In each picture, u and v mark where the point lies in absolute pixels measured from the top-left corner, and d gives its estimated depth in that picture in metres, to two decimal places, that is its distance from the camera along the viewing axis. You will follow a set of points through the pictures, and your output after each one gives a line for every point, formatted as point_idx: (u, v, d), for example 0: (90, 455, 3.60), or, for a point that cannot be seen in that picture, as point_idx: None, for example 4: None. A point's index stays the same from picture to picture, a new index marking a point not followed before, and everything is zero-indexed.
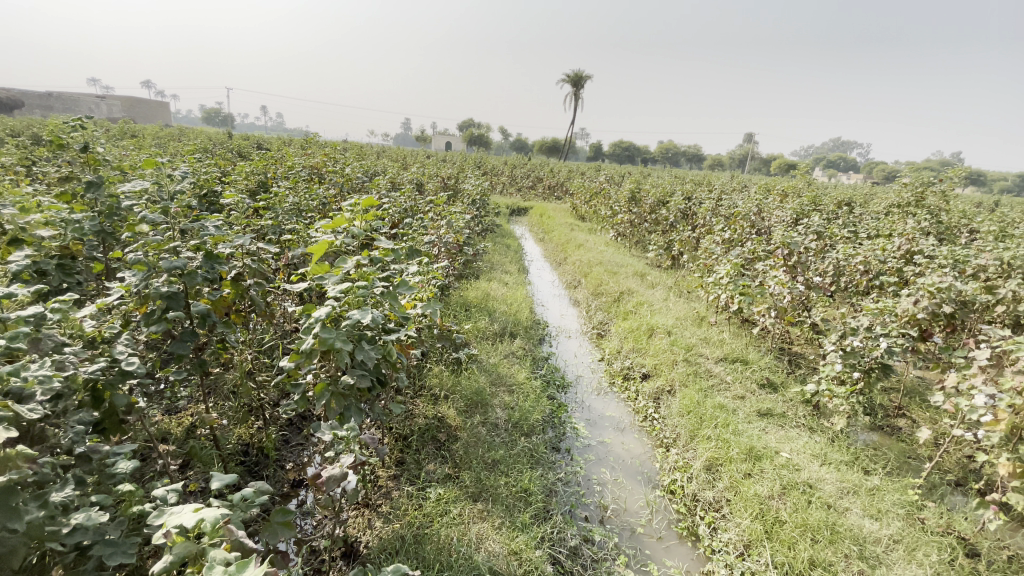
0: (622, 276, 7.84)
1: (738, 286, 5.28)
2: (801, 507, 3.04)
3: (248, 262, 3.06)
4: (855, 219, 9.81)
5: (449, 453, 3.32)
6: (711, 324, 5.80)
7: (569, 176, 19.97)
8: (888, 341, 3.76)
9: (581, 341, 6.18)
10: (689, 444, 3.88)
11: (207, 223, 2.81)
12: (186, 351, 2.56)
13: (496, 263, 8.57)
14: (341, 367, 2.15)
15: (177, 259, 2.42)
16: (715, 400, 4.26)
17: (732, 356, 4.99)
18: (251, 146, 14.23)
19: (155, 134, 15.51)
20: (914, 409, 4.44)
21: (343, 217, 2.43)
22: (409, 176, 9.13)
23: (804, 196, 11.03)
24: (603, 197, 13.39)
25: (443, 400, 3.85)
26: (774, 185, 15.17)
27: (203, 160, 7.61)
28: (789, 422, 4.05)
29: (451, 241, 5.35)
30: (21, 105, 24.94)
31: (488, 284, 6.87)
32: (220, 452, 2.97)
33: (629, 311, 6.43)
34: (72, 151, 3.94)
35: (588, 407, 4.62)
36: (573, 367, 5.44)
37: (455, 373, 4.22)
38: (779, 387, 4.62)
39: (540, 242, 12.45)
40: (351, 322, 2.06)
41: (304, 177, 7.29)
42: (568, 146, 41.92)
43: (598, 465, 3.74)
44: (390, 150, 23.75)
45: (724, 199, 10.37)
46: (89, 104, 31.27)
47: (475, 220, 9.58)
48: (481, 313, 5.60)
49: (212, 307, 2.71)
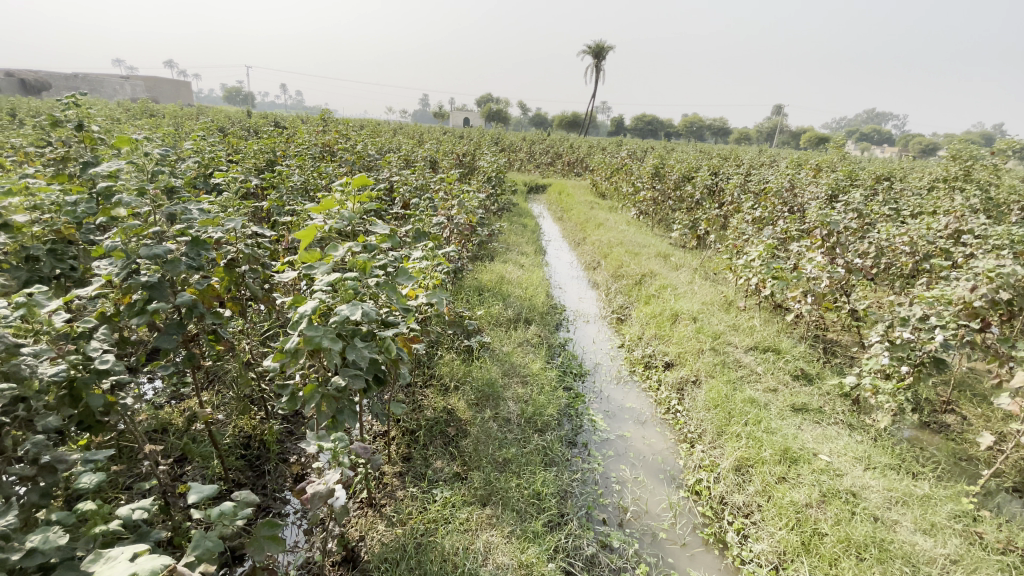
0: (644, 257, 7.49)
1: (771, 270, 4.92)
2: (843, 519, 2.76)
3: (242, 246, 2.86)
4: (895, 194, 9.18)
5: (459, 450, 3.12)
6: (739, 309, 5.45)
7: (589, 152, 19.37)
8: (945, 334, 3.43)
9: (600, 326, 5.92)
10: (715, 441, 3.61)
11: (193, 204, 2.60)
12: (172, 345, 2.39)
13: (513, 244, 8.27)
14: (331, 368, 1.93)
15: (158, 246, 2.23)
16: (745, 393, 3.96)
17: (764, 344, 4.65)
18: (268, 125, 14.01)
19: (171, 112, 15.45)
20: (964, 404, 4.08)
21: (334, 198, 2.17)
22: (423, 153, 8.83)
23: (839, 171, 10.37)
24: (624, 173, 12.89)
25: (452, 391, 3.66)
26: (806, 158, 14.37)
27: (212, 139, 7.42)
28: (826, 419, 3.76)
29: (464, 222, 5.08)
30: (46, 87, 25.12)
31: (503, 266, 6.61)
32: (215, 448, 2.81)
33: (651, 294, 6.10)
34: (65, 130, 3.76)
35: (607, 398, 4.37)
36: (591, 353, 5.19)
37: (466, 362, 4.01)
38: (814, 379, 4.29)
39: (558, 221, 12.09)
40: (339, 320, 1.84)
41: (313, 154, 7.05)
42: (589, 121, 40.75)
43: (617, 462, 3.51)
44: (408, 128, 23.33)
45: (754, 175, 9.82)
46: (112, 84, 31.37)
47: (490, 199, 9.26)
48: (495, 298, 5.35)
49: (201, 296, 2.52)
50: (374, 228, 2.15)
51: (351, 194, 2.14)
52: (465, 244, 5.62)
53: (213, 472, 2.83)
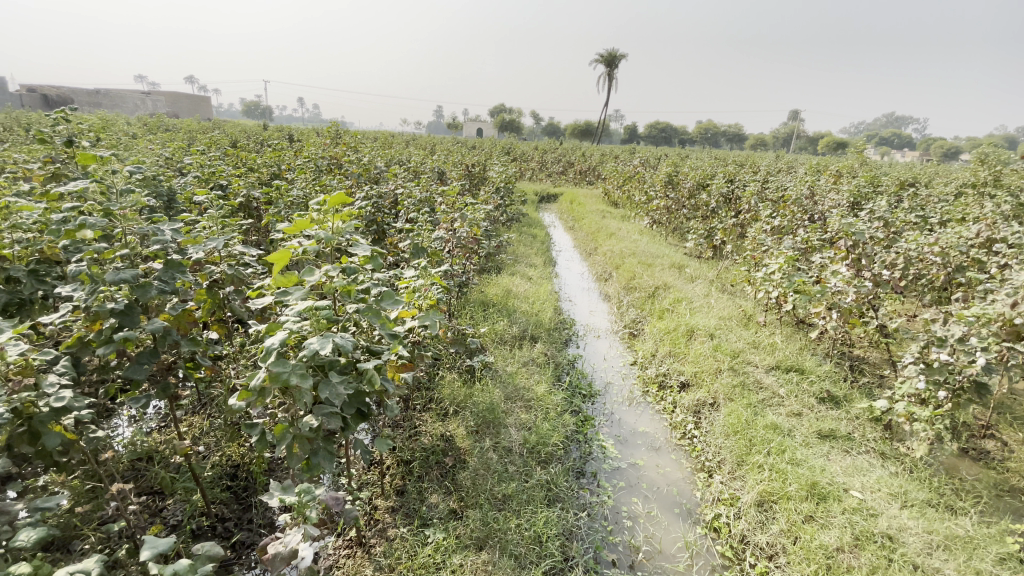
0: (657, 269, 7.22)
1: (792, 284, 4.62)
2: (880, 567, 2.47)
3: (225, 267, 2.70)
4: (922, 201, 8.77)
5: (456, 483, 2.89)
6: (759, 324, 5.16)
7: (601, 160, 19.15)
8: (988, 356, 3.11)
9: (611, 342, 5.67)
10: (735, 472, 3.34)
11: (169, 224, 2.44)
12: (142, 376, 2.22)
13: (522, 256, 8.06)
14: (302, 407, 1.74)
15: (125, 271, 2.07)
16: (767, 418, 3.68)
17: (787, 363, 4.36)
18: (280, 138, 14.05)
19: (187, 127, 15.68)
20: (1009, 431, 3.73)
21: (311, 217, 1.98)
22: (431, 164, 8.70)
23: (860, 177, 9.98)
24: (637, 181, 12.64)
25: (452, 416, 3.45)
26: (825, 164, 13.94)
27: (220, 154, 7.39)
28: (856, 447, 3.47)
29: (467, 235, 4.89)
30: (69, 103, 25.70)
31: (510, 279, 6.40)
32: (196, 482, 2.64)
33: (664, 309, 5.83)
34: (56, 147, 3.68)
35: (618, 421, 4.12)
36: (602, 372, 4.94)
37: (468, 385, 3.80)
38: (842, 402, 3.99)
39: (570, 231, 11.87)
40: (308, 355, 1.64)
41: (318, 167, 6.96)
42: (601, 129, 40.60)
43: (628, 494, 3.25)
44: (419, 138, 23.37)
45: (770, 182, 9.49)
46: (134, 99, 32.12)
47: (499, 210, 9.07)
48: (501, 313, 5.14)
49: (176, 322, 2.35)
50: (354, 249, 1.95)
51: (330, 212, 1.94)
52: (470, 258, 5.42)
53: (193, 507, 2.65)
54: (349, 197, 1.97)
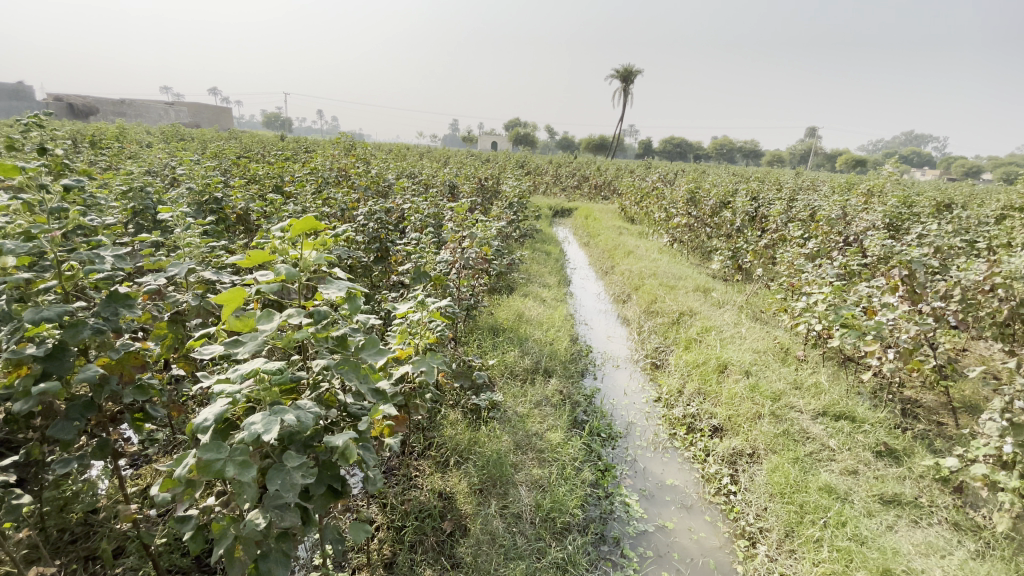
0: (681, 292, 6.74)
1: (840, 317, 4.10)
2: None
3: (190, 296, 2.31)
4: (966, 222, 8.12)
5: (455, 557, 2.43)
6: (798, 360, 4.63)
7: (617, 175, 18.71)
8: None
9: (631, 373, 5.21)
10: (784, 546, 2.86)
11: (117, 248, 2.05)
12: (73, 435, 1.82)
13: (536, 275, 7.62)
14: (244, 504, 1.30)
15: (51, 308, 1.67)
16: (819, 477, 3.18)
17: (836, 410, 3.83)
18: (293, 149, 13.90)
19: (201, 137, 15.67)
20: None
21: (273, 247, 1.56)
22: (442, 176, 8.34)
23: (894, 195, 9.35)
24: (655, 198, 12.19)
25: (454, 467, 3.00)
26: (853, 182, 13.30)
27: (224, 165, 7.12)
28: (926, 517, 2.93)
29: (477, 255, 4.47)
30: (96, 113, 26.13)
31: (523, 301, 5.97)
32: (146, 550, 2.21)
33: (691, 338, 5.32)
34: (27, 155, 3.34)
35: (642, 471, 3.63)
36: (623, 408, 4.47)
37: (473, 428, 3.37)
38: (902, 458, 3.46)
39: (585, 248, 11.43)
40: (245, 439, 1.20)
41: (324, 179, 6.61)
42: (615, 144, 40.15)
43: (657, 569, 2.75)
44: (433, 150, 23.24)
45: (799, 201, 8.95)
46: (158, 110, 32.67)
47: (512, 225, 8.66)
48: (512, 341, 4.70)
49: (121, 367, 1.97)
50: (323, 290, 1.51)
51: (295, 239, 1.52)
52: (479, 279, 4.99)
53: None
54: (321, 221, 1.54)
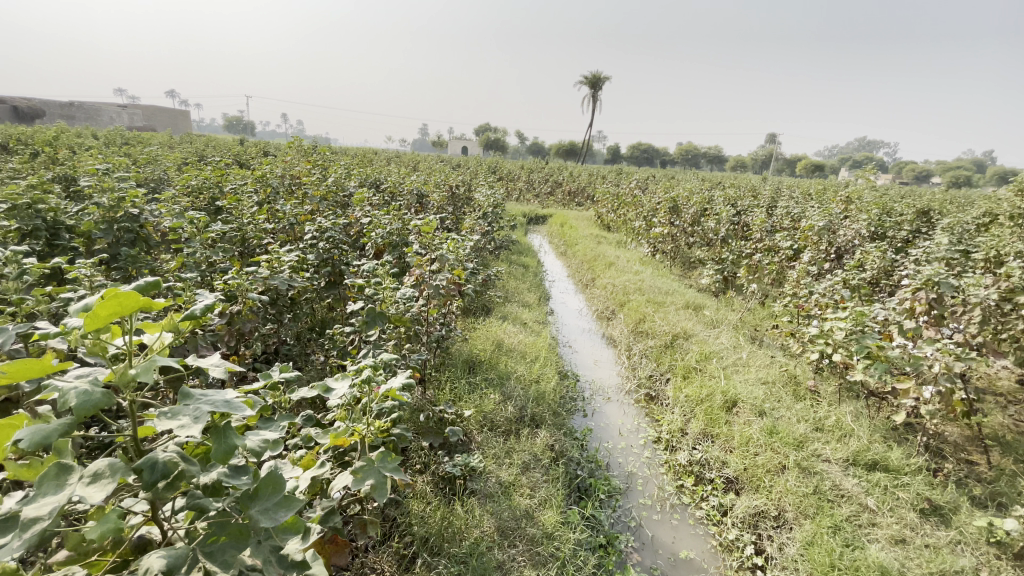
0: (671, 310, 6.21)
1: (864, 348, 3.62)
2: None
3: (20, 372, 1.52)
4: (953, 229, 7.84)
5: None
6: (812, 394, 4.14)
7: (591, 181, 18.28)
8: None
9: (624, 406, 4.63)
10: None
11: None
12: None
13: (513, 293, 6.96)
14: None
15: None
16: (868, 553, 2.66)
17: (867, 458, 3.33)
18: (250, 153, 12.86)
19: (143, 140, 14.48)
20: None
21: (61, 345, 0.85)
22: (410, 184, 7.62)
23: (874, 202, 9.10)
24: (634, 205, 11.72)
25: (425, 569, 2.32)
26: (825, 188, 13.13)
27: (157, 174, 6.22)
28: None
29: (449, 281, 3.79)
30: (37, 116, 24.31)
31: (500, 325, 5.32)
32: None
33: (689, 367, 4.77)
34: None
35: (650, 543, 3.02)
36: (620, 455, 3.86)
37: (446, 506, 2.70)
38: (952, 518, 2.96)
39: (562, 258, 10.88)
40: None
41: (272, 187, 5.81)
42: (585, 149, 40.04)
43: None
44: (399, 154, 22.36)
45: (780, 208, 8.60)
46: (107, 111, 30.70)
47: (485, 237, 7.99)
48: (490, 381, 4.05)
49: None
50: (158, 424, 0.83)
51: (103, 329, 0.85)
52: (450, 306, 4.31)
53: None
54: (141, 293, 0.83)
